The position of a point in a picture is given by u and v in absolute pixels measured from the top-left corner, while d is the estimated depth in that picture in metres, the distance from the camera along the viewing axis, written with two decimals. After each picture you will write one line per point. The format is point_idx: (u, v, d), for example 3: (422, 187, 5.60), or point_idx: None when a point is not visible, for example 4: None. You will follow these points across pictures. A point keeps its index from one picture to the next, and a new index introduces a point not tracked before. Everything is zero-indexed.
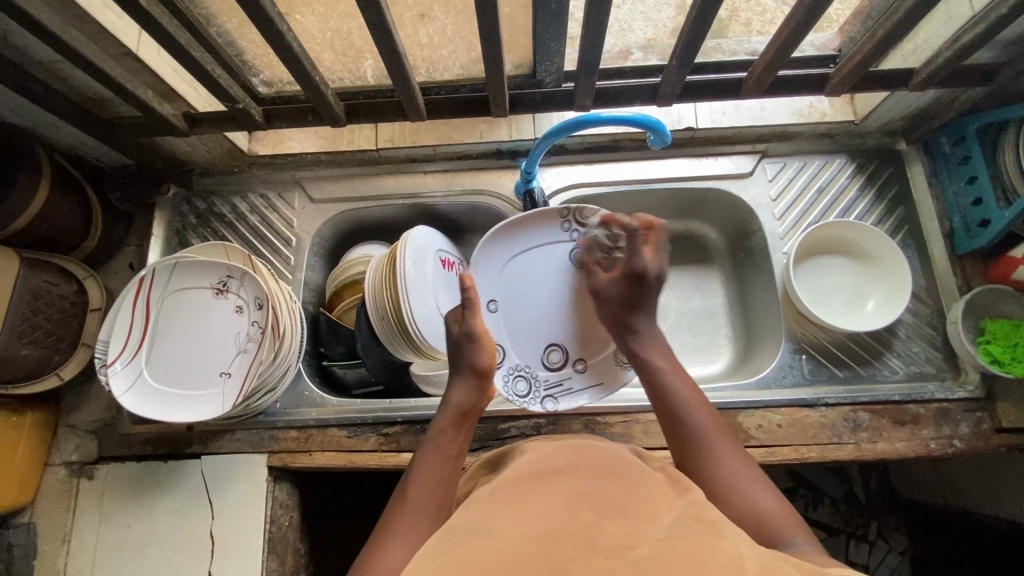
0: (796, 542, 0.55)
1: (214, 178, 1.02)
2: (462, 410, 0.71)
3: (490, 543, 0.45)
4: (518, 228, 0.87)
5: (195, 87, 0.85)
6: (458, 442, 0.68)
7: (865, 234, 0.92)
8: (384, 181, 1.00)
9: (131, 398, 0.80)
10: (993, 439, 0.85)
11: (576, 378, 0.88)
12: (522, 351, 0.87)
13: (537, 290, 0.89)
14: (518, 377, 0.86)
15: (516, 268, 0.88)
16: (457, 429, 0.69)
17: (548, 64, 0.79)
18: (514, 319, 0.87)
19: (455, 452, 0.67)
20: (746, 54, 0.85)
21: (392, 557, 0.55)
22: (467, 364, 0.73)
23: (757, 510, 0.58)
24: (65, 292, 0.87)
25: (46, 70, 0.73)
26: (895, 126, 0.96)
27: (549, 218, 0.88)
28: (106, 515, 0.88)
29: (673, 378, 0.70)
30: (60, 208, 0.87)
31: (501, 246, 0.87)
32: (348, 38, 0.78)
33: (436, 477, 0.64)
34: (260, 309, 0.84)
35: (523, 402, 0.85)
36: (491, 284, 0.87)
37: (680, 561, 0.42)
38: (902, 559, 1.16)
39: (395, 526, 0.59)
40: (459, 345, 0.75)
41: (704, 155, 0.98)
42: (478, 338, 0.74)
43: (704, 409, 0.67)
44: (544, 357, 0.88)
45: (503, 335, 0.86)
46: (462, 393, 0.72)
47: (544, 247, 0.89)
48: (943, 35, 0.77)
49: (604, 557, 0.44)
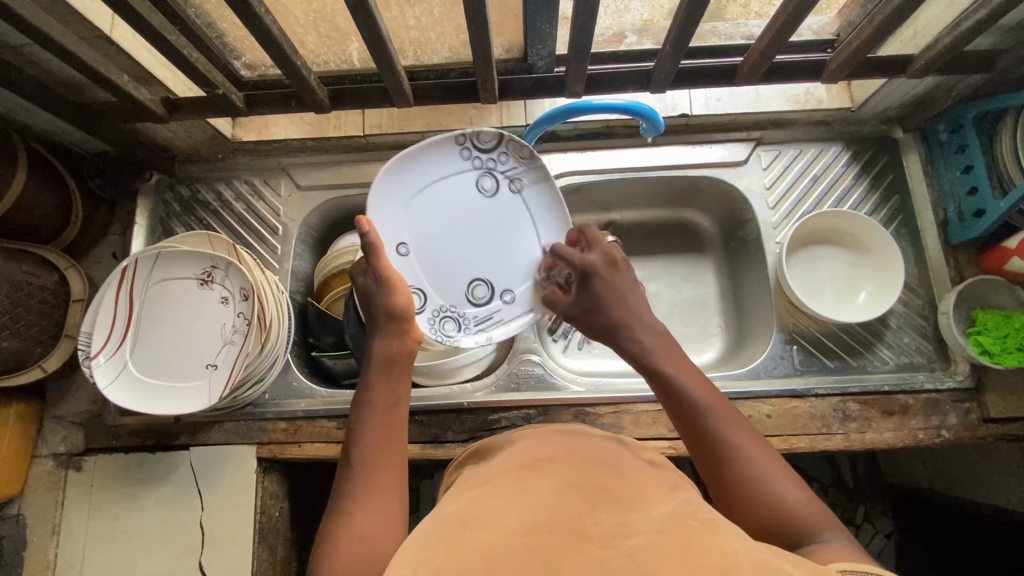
0: (828, 538, 0.53)
1: (196, 165, 0.99)
2: (387, 360, 0.67)
3: (479, 532, 0.45)
4: (412, 159, 0.77)
5: (174, 71, 0.83)
6: (388, 393, 0.65)
7: (860, 224, 0.91)
8: (372, 168, 0.98)
9: (115, 390, 0.79)
10: (981, 429, 0.85)
11: (506, 309, 0.82)
12: (443, 288, 0.80)
13: (447, 224, 0.80)
14: (444, 317, 0.80)
15: (420, 209, 0.79)
16: (387, 379, 0.66)
17: (539, 47, 0.76)
18: (430, 261, 0.79)
19: (389, 403, 0.64)
20: (742, 38, 0.83)
21: (377, 528, 0.55)
22: (379, 311, 0.70)
23: (781, 508, 0.55)
24: (46, 282, 0.85)
25: (16, 53, 0.71)
26: (892, 113, 0.94)
27: (442, 146, 0.78)
28: (95, 507, 0.87)
29: (682, 380, 0.63)
30: (37, 197, 0.84)
31: (399, 183, 0.77)
32: (332, 20, 0.75)
33: (376, 440, 0.61)
34: (246, 300, 0.83)
35: (453, 341, 0.81)
36: (396, 223, 0.78)
37: (673, 548, 0.41)
38: (887, 542, 1.19)
39: (352, 489, 0.58)
40: (368, 290, 0.70)
41: (698, 142, 0.97)
42: (390, 279, 0.70)
43: (724, 411, 0.61)
44: (467, 292, 0.81)
45: (420, 277, 0.79)
46: (385, 342, 0.69)
47: (445, 181, 0.79)
48: (943, 21, 0.75)
49: (598, 545, 0.43)
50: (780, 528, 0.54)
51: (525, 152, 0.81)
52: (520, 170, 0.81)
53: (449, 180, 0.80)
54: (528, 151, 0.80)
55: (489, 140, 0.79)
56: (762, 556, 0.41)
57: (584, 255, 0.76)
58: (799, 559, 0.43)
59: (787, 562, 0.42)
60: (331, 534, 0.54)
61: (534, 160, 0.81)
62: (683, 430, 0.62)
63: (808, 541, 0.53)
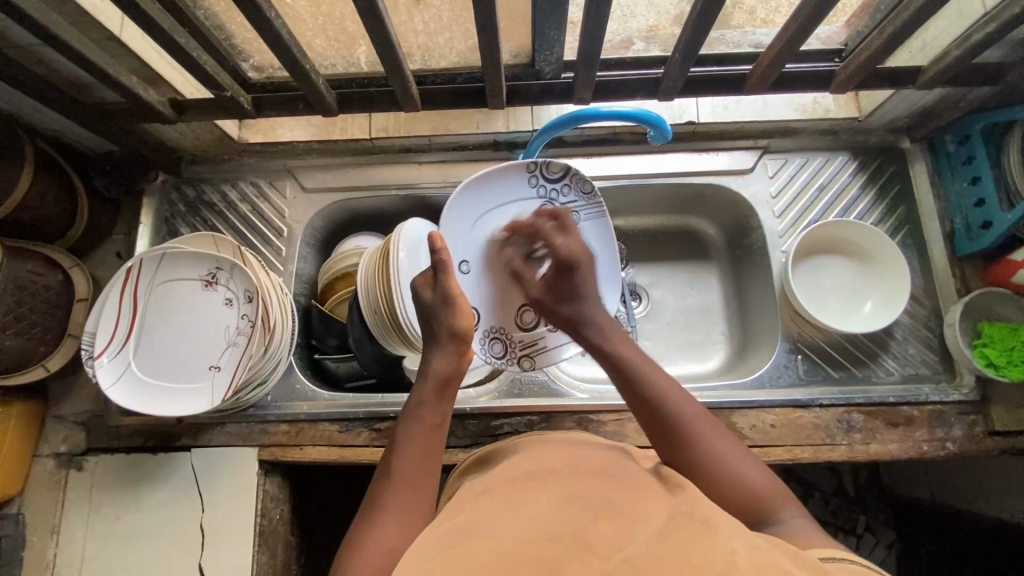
0: (784, 518, 0.55)
1: (203, 166, 1.00)
2: (444, 380, 0.67)
3: (480, 542, 0.44)
4: (485, 185, 0.80)
5: (182, 73, 0.83)
6: (437, 413, 0.65)
7: (866, 234, 0.91)
8: (377, 171, 0.98)
9: (117, 390, 0.79)
10: (986, 442, 0.84)
11: (552, 337, 0.85)
12: (495, 313, 0.83)
13: (509, 248, 0.82)
14: (494, 339, 0.83)
15: (486, 229, 0.81)
16: (438, 399, 0.66)
17: (546, 53, 0.76)
18: (488, 278, 0.81)
19: (436, 424, 0.65)
20: (750, 46, 0.82)
21: (385, 537, 0.54)
22: (443, 329, 0.69)
23: (735, 480, 0.57)
24: (50, 281, 0.85)
25: (25, 52, 0.71)
26: (899, 123, 0.94)
27: (517, 175, 0.82)
28: (96, 507, 0.87)
29: (645, 368, 0.66)
30: (44, 196, 0.84)
31: (472, 202, 0.80)
32: (341, 23, 0.75)
33: (420, 460, 0.61)
34: (250, 302, 0.83)
35: (500, 364, 0.84)
36: (464, 240, 0.80)
37: (675, 553, 0.41)
38: (889, 553, 1.16)
39: (383, 502, 0.58)
40: (433, 311, 0.70)
41: (704, 150, 0.96)
42: (457, 300, 0.69)
43: (678, 392, 0.64)
44: (517, 317, 0.84)
45: (478, 296, 0.81)
46: (443, 359, 0.68)
47: (514, 206, 0.82)
48: (954, 32, 0.75)
49: (599, 555, 0.42)
50: (740, 509, 0.56)
51: (590, 189, 0.83)
52: (582, 204, 0.84)
53: (513, 210, 0.82)
54: (591, 187, 0.83)
55: (556, 172, 0.82)
56: (765, 557, 0.41)
57: (564, 244, 0.76)
58: (805, 561, 0.43)
59: (791, 562, 0.41)
60: (356, 544, 0.54)
61: (596, 197, 0.83)
62: (644, 418, 0.63)
63: (764, 525, 0.55)
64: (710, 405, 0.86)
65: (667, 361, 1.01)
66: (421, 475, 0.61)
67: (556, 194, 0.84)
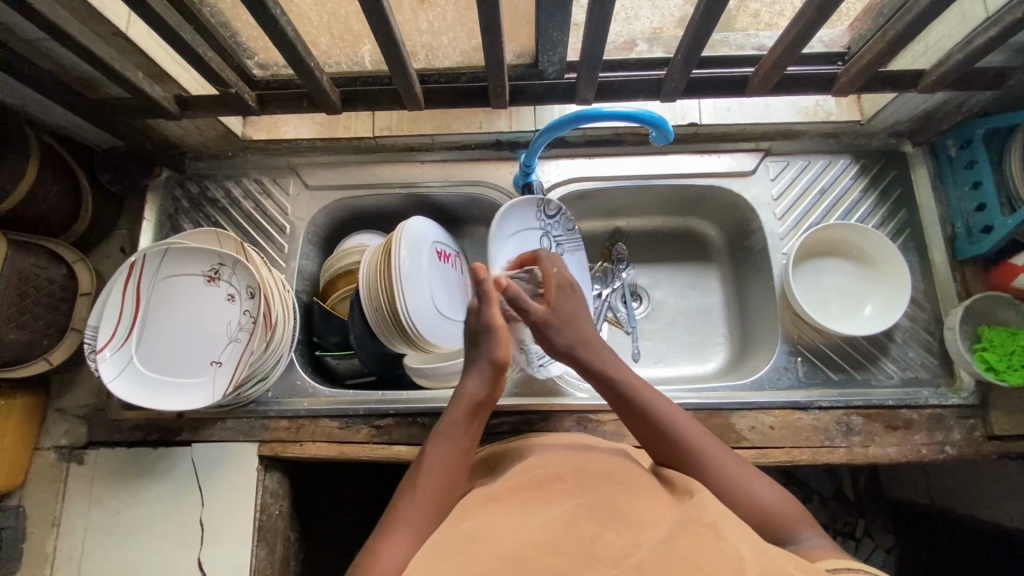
0: (806, 536, 0.56)
1: (206, 162, 1.00)
2: (474, 405, 0.68)
3: (492, 549, 0.45)
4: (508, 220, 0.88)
5: (188, 69, 0.83)
6: (465, 438, 0.66)
7: (869, 238, 0.91)
8: (382, 169, 0.99)
9: (120, 384, 0.79)
10: (984, 446, 0.84)
11: None
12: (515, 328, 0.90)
13: None
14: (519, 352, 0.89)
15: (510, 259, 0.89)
16: (468, 422, 0.67)
17: (550, 54, 0.77)
18: None
19: (465, 447, 0.65)
20: (753, 49, 0.83)
21: (395, 550, 0.54)
22: (484, 356, 0.70)
23: (755, 509, 0.58)
24: (54, 275, 0.85)
25: (34, 48, 0.72)
26: (901, 127, 0.94)
27: (525, 210, 0.90)
28: (96, 500, 0.88)
29: (646, 394, 0.68)
30: (48, 190, 0.85)
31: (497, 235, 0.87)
32: (346, 22, 0.76)
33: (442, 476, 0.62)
34: (252, 298, 0.83)
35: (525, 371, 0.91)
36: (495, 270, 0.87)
37: (680, 562, 0.42)
38: (888, 557, 1.17)
39: (404, 514, 0.58)
40: (477, 335, 0.71)
41: (706, 152, 0.97)
42: (498, 329, 0.71)
43: (687, 423, 0.66)
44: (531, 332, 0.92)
45: None
46: (474, 385, 0.69)
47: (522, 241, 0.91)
48: (956, 37, 0.75)
49: (606, 563, 0.43)
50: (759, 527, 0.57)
51: (573, 226, 0.96)
52: (565, 237, 0.96)
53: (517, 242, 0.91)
54: (574, 223, 0.96)
55: (554, 210, 0.93)
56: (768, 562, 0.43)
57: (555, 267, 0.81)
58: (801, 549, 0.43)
59: (793, 564, 0.43)
60: (371, 556, 0.54)
61: (575, 232, 0.97)
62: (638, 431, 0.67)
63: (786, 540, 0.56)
64: (709, 406, 0.86)
65: (665, 362, 1.01)
66: (442, 490, 0.61)
67: (552, 228, 0.94)
